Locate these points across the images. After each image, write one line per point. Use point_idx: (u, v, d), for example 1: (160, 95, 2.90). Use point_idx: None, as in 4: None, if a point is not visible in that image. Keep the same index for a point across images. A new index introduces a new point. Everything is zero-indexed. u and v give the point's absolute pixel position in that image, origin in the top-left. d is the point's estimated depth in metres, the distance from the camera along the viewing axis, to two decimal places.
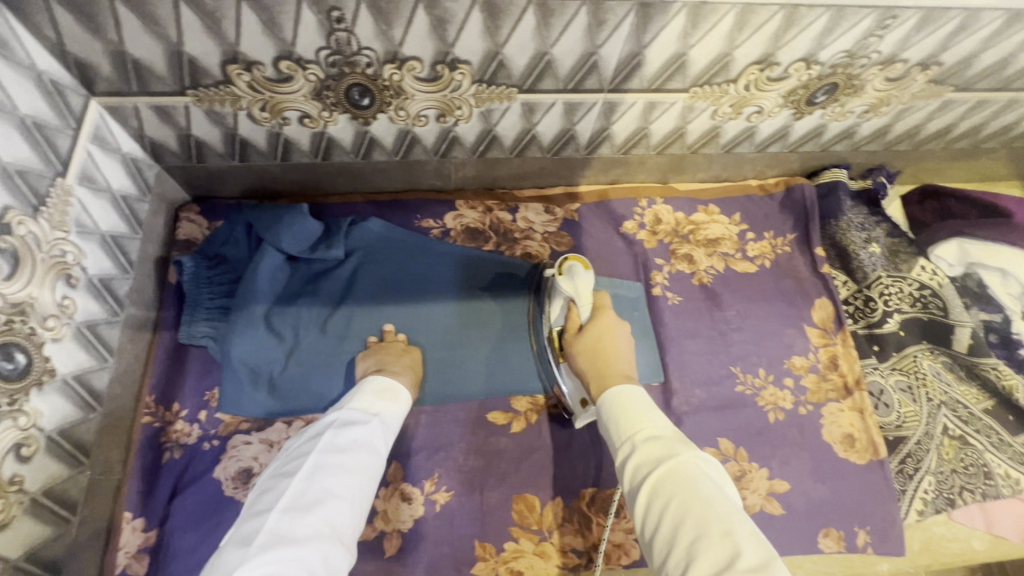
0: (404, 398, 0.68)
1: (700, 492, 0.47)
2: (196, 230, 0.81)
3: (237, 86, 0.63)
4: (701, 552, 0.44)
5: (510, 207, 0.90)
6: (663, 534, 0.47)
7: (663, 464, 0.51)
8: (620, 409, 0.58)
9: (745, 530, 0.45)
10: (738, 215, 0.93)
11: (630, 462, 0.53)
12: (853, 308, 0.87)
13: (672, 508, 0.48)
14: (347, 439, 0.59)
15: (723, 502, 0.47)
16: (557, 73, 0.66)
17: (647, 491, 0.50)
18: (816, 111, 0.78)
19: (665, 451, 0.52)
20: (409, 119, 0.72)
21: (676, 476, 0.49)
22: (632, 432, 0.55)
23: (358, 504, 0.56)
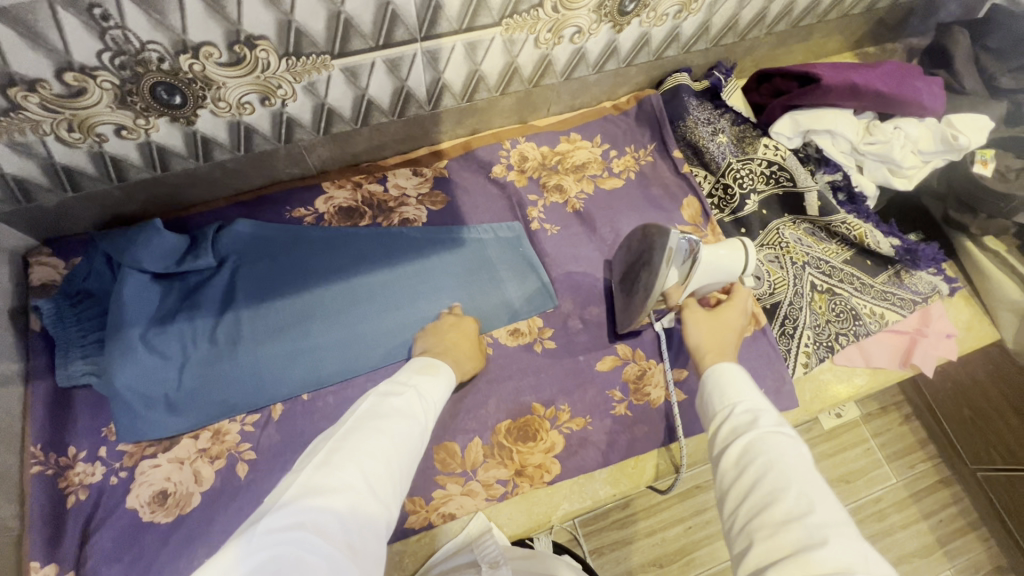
0: (444, 373, 0.67)
1: (791, 458, 0.46)
2: (53, 272, 0.78)
3: (29, 110, 0.61)
4: (775, 505, 0.44)
5: (378, 178, 0.90)
6: (744, 485, 0.47)
7: (754, 427, 0.50)
8: (721, 376, 0.57)
9: (829, 500, 0.43)
10: (598, 137, 0.96)
11: (722, 424, 0.53)
12: (717, 199, 0.92)
13: (754, 469, 0.47)
14: (392, 407, 0.56)
15: (812, 475, 0.45)
16: (362, 31, 0.66)
17: (736, 447, 0.49)
18: (632, 20, 0.82)
19: (753, 419, 0.51)
20: (233, 109, 0.71)
21: (765, 439, 0.48)
22: (730, 398, 0.55)
23: (399, 465, 0.52)
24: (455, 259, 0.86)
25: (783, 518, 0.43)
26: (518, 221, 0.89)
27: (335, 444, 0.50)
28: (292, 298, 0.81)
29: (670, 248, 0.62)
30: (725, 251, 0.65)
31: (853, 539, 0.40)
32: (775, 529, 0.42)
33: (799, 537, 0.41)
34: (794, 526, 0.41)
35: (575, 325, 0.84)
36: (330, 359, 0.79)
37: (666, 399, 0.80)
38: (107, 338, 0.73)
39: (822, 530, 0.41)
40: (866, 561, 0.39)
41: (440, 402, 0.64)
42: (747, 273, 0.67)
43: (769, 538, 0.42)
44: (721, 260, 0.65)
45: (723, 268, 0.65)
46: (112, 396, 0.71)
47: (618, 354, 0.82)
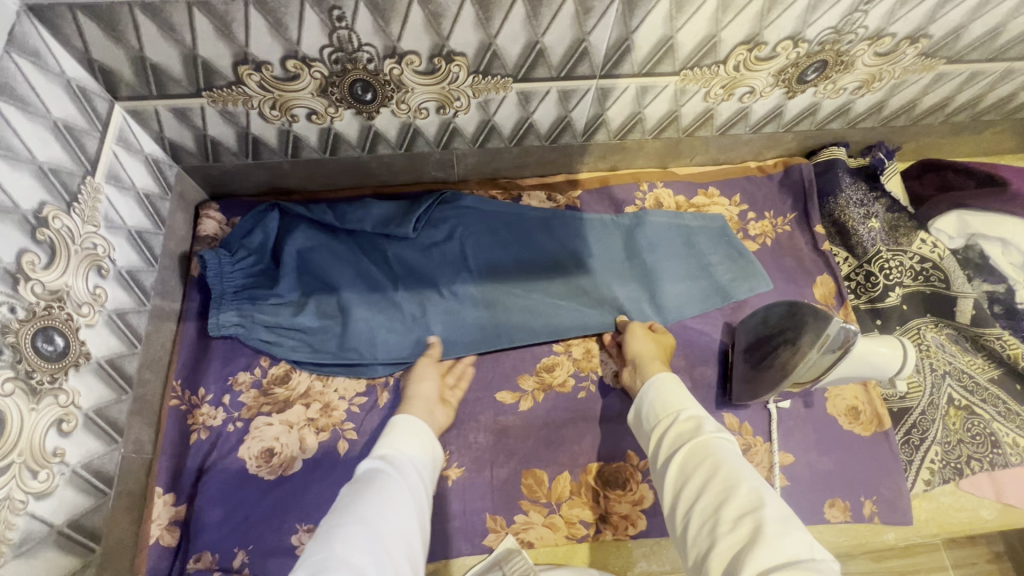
0: (412, 422, 0.66)
1: (734, 462, 0.53)
2: (218, 226, 0.85)
3: (248, 86, 0.67)
4: (729, 501, 0.49)
5: (513, 196, 0.93)
6: (691, 490, 0.53)
7: (697, 435, 0.57)
8: (665, 390, 0.65)
9: (774, 495, 0.50)
10: (738, 196, 0.94)
11: (670, 431, 0.60)
12: (854, 284, 0.88)
13: (708, 471, 0.53)
14: (381, 482, 0.57)
15: (752, 470, 0.53)
16: (549, 61, 0.69)
17: (683, 453, 0.57)
18: (808, 89, 0.79)
19: (697, 427, 0.59)
20: (411, 112, 0.75)
21: (706, 446, 0.56)
22: (675, 407, 0.63)
23: (398, 541, 0.52)
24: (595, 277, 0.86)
25: (738, 513, 0.48)
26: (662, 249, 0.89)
27: (335, 529, 0.51)
28: (431, 278, 0.84)
29: (826, 333, 0.59)
30: (873, 345, 0.61)
31: (800, 530, 0.45)
32: (731, 521, 0.48)
33: (754, 525, 0.46)
34: (748, 518, 0.47)
35: (682, 381, 0.82)
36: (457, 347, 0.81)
37: (767, 480, 0.76)
38: (265, 288, 0.80)
39: (776, 522, 0.46)
40: (813, 548, 0.44)
41: (424, 454, 0.64)
42: (903, 373, 0.62)
43: (727, 532, 0.48)
44: (866, 353, 0.60)
45: (873, 364, 0.61)
46: (256, 344, 0.78)
47: (725, 422, 0.79)
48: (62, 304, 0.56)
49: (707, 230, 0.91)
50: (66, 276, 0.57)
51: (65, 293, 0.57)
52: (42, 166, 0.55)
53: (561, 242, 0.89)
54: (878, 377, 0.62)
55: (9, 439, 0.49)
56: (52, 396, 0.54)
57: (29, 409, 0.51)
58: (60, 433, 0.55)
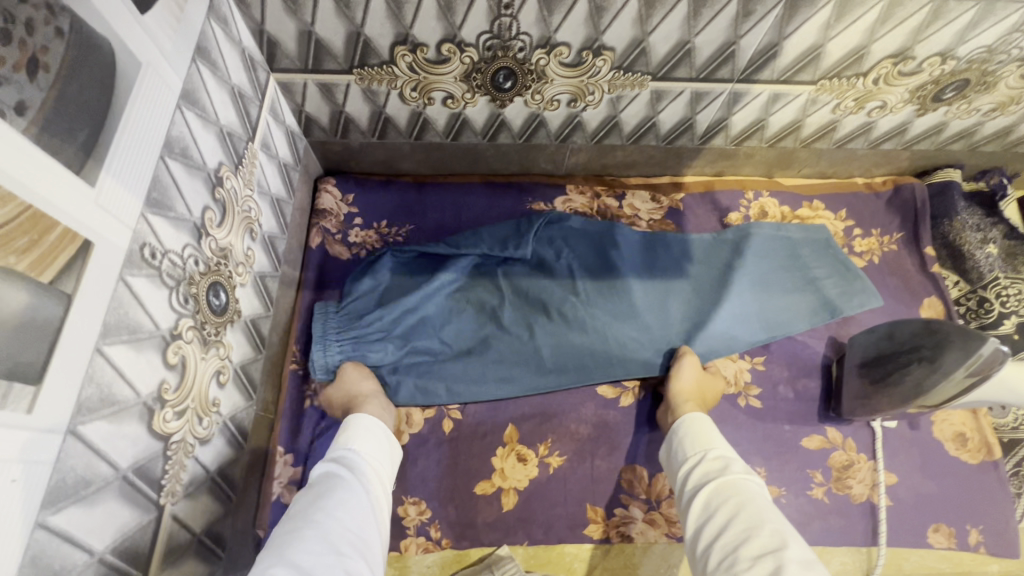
0: (375, 427, 0.65)
1: (757, 504, 0.54)
2: (335, 202, 0.88)
3: (398, 66, 0.69)
4: (750, 540, 0.51)
5: (617, 194, 0.94)
6: (715, 527, 0.54)
7: (725, 474, 0.59)
8: (696, 428, 0.65)
9: (798, 539, 0.50)
10: (844, 211, 0.93)
11: (697, 468, 0.62)
12: (965, 308, 0.87)
13: (733, 510, 0.54)
14: (334, 484, 0.56)
15: (778, 514, 0.54)
16: (693, 62, 0.69)
17: (709, 491, 0.58)
18: (941, 107, 0.78)
19: (724, 465, 0.60)
20: (543, 103, 0.77)
21: (733, 486, 0.57)
22: (704, 448, 0.63)
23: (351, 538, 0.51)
24: (696, 280, 0.87)
25: (756, 553, 0.50)
26: (767, 259, 0.88)
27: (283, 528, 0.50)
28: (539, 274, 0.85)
29: (979, 354, 0.58)
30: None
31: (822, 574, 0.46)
32: (750, 560, 0.49)
33: (772, 565, 0.48)
34: (766, 560, 0.48)
35: (784, 392, 0.81)
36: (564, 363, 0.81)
37: (870, 499, 0.75)
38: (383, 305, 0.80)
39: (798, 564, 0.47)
40: None
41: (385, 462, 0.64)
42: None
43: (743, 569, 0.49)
44: (1009, 382, 0.61)
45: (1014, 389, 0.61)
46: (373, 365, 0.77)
47: (827, 437, 0.78)
48: (227, 262, 0.59)
49: (812, 243, 0.90)
50: (231, 235, 0.60)
51: (229, 252, 0.59)
52: (223, 128, 0.58)
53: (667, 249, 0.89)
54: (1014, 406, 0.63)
55: (188, 384, 0.51)
56: (215, 347, 0.57)
57: (201, 357, 0.54)
58: (218, 384, 0.57)
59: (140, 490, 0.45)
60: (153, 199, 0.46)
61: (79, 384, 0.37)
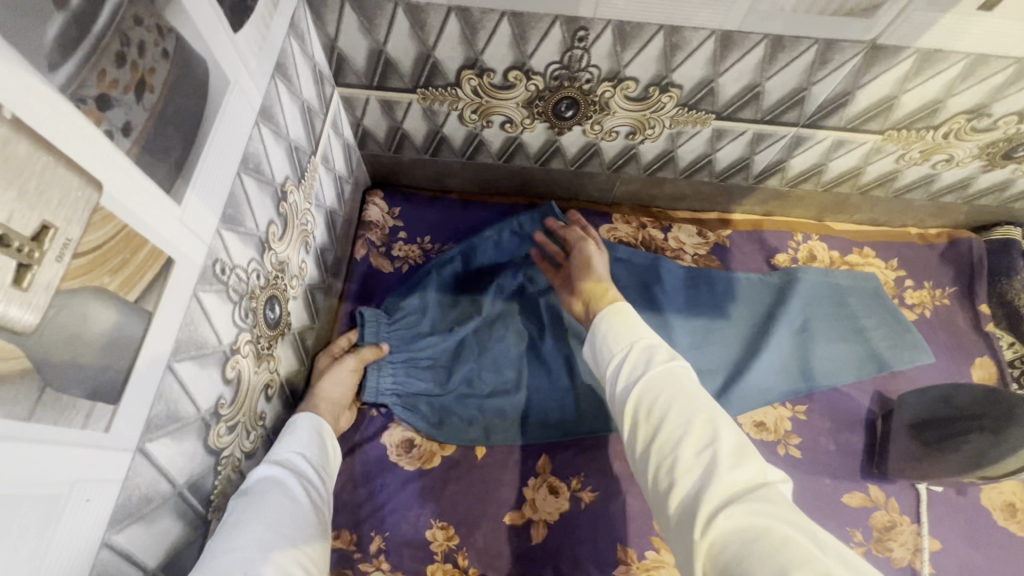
0: (311, 424, 0.60)
1: (689, 395, 0.49)
2: (381, 214, 0.89)
3: (462, 89, 0.69)
4: (687, 437, 0.46)
5: (663, 226, 0.93)
6: (649, 432, 0.49)
7: (655, 364, 0.53)
8: (619, 321, 0.59)
9: (728, 421, 0.47)
10: (895, 261, 0.90)
11: (623, 365, 0.55)
12: (1019, 372, 0.83)
13: (663, 407, 0.49)
14: (268, 489, 0.50)
15: (709, 402, 0.49)
16: (761, 104, 0.68)
17: (641, 395, 0.51)
18: (1010, 165, 0.76)
19: (650, 360, 0.54)
20: (601, 133, 0.76)
21: (668, 375, 0.52)
22: (629, 343, 0.57)
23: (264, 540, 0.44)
24: (736, 324, 0.87)
25: (696, 453, 0.45)
26: (812, 305, 0.87)
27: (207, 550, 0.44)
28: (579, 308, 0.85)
29: None
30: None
31: (755, 458, 0.45)
32: (689, 463, 0.45)
33: (711, 463, 0.44)
34: (706, 458, 0.44)
35: (826, 443, 0.79)
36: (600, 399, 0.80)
37: (914, 565, 0.72)
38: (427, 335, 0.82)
39: (729, 457, 0.44)
40: (763, 471, 0.44)
41: (320, 460, 0.58)
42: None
43: (684, 473, 0.45)
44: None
45: None
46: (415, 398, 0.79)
47: (869, 494, 0.76)
48: (284, 275, 0.59)
49: (860, 291, 0.88)
50: (289, 248, 0.60)
51: (286, 265, 0.59)
52: (291, 143, 0.58)
53: (711, 291, 0.89)
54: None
55: (241, 398, 0.51)
56: (266, 360, 0.56)
57: (254, 371, 0.54)
58: (265, 397, 0.57)
59: (191, 506, 0.45)
60: (227, 215, 0.46)
61: (150, 401, 0.37)
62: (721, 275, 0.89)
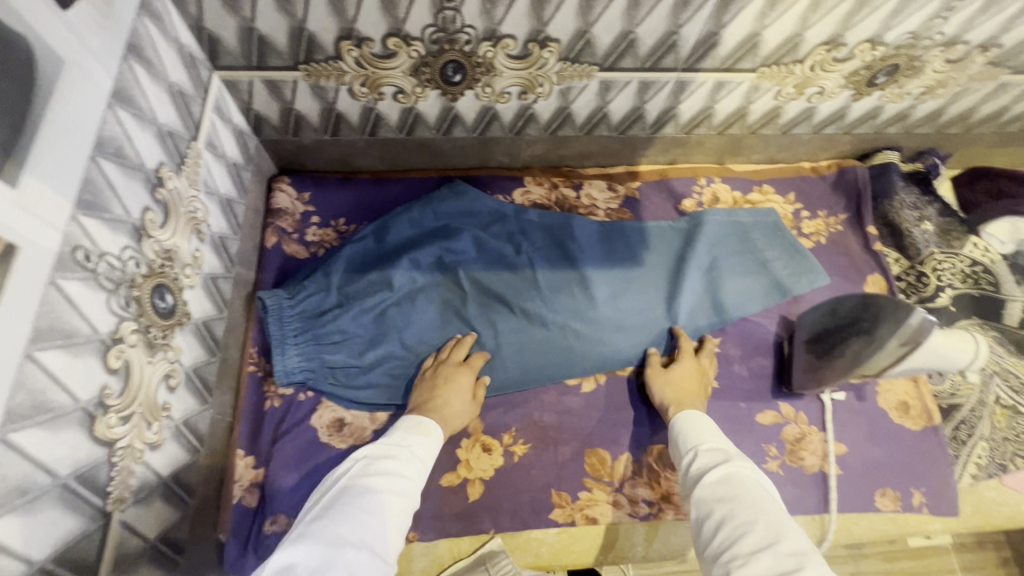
0: (436, 434, 0.66)
1: (756, 494, 0.52)
2: (290, 201, 0.88)
3: (345, 62, 0.69)
4: (748, 534, 0.48)
5: (575, 184, 0.95)
6: (709, 521, 0.52)
7: (725, 463, 0.57)
8: (692, 424, 0.66)
9: (795, 528, 0.48)
10: (792, 195, 0.96)
11: (695, 462, 0.60)
12: (905, 283, 0.90)
13: (728, 501, 0.52)
14: (375, 471, 0.57)
15: (776, 506, 0.51)
16: (637, 52, 0.71)
17: (710, 481, 0.56)
18: (875, 92, 0.82)
19: (725, 457, 0.58)
20: (494, 96, 0.77)
21: (736, 477, 0.55)
22: (699, 444, 0.62)
23: (396, 524, 0.52)
24: (651, 268, 0.90)
25: (754, 547, 0.47)
26: (719, 243, 0.91)
27: (313, 508, 0.53)
28: (497, 270, 0.87)
29: (907, 323, 0.61)
30: (948, 341, 0.63)
31: (820, 566, 0.44)
32: (746, 557, 0.47)
33: (769, 564, 0.45)
34: (761, 555, 0.46)
35: (739, 370, 0.84)
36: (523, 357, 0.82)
37: (822, 469, 0.79)
38: (337, 313, 0.79)
39: (790, 559, 0.45)
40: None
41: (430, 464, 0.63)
42: (973, 365, 0.64)
43: (740, 565, 0.46)
44: (938, 348, 0.63)
45: (944, 355, 0.63)
46: (330, 377, 0.77)
47: (780, 412, 0.82)
48: (172, 263, 0.58)
49: (761, 226, 0.93)
50: (175, 236, 0.58)
51: (175, 252, 0.58)
52: (161, 128, 0.57)
53: (626, 242, 0.91)
54: (948, 369, 0.65)
55: (133, 388, 0.50)
56: (162, 350, 0.55)
57: (147, 361, 0.53)
58: (168, 388, 0.56)
59: (83, 498, 0.44)
60: (85, 200, 0.45)
61: (7, 391, 0.37)
62: (633, 225, 0.93)
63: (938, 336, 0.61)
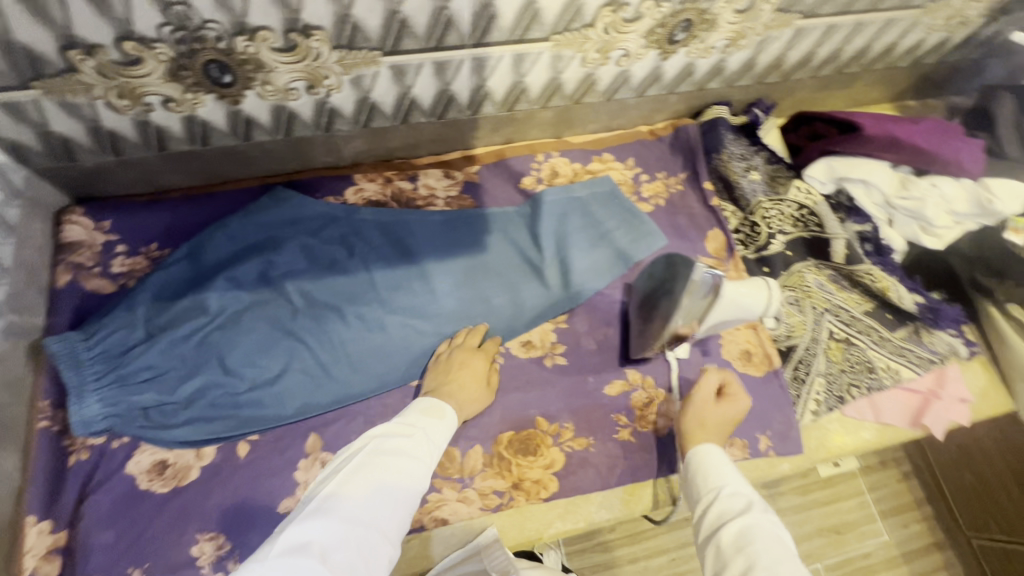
0: (450, 416, 0.65)
1: (777, 551, 0.50)
2: (86, 232, 0.80)
3: (84, 73, 0.62)
4: None
5: (409, 176, 0.91)
6: None
7: (744, 516, 0.53)
8: (705, 467, 0.61)
9: None
10: (631, 160, 0.96)
11: (713, 510, 0.56)
12: (742, 235, 0.92)
13: (750, 562, 0.49)
14: (390, 451, 0.55)
15: (799, 566, 0.49)
16: (415, 32, 0.67)
17: (727, 539, 0.52)
18: (680, 49, 0.82)
19: (744, 509, 0.54)
20: (279, 93, 0.72)
21: (754, 530, 0.52)
22: (717, 486, 0.58)
23: (404, 507, 0.53)
24: (495, 253, 0.87)
25: None
26: (560, 218, 0.90)
27: (335, 476, 0.52)
28: (329, 277, 0.82)
29: (692, 278, 0.63)
30: (749, 290, 0.66)
31: None
32: None
33: None
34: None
35: (588, 344, 0.84)
36: (363, 366, 0.79)
37: (671, 430, 0.79)
38: (141, 349, 0.72)
39: None
40: None
41: (444, 445, 0.62)
42: (769, 312, 0.67)
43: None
44: (743, 299, 0.66)
45: (740, 305, 0.66)
46: (143, 421, 0.71)
47: (627, 379, 0.82)
48: None
49: (599, 196, 0.92)
50: None
51: None
52: None
53: (468, 231, 0.88)
54: (750, 318, 0.68)
55: None
56: None
57: None
58: None
59: None
60: None
61: None
62: (474, 211, 0.90)
63: (732, 288, 0.64)
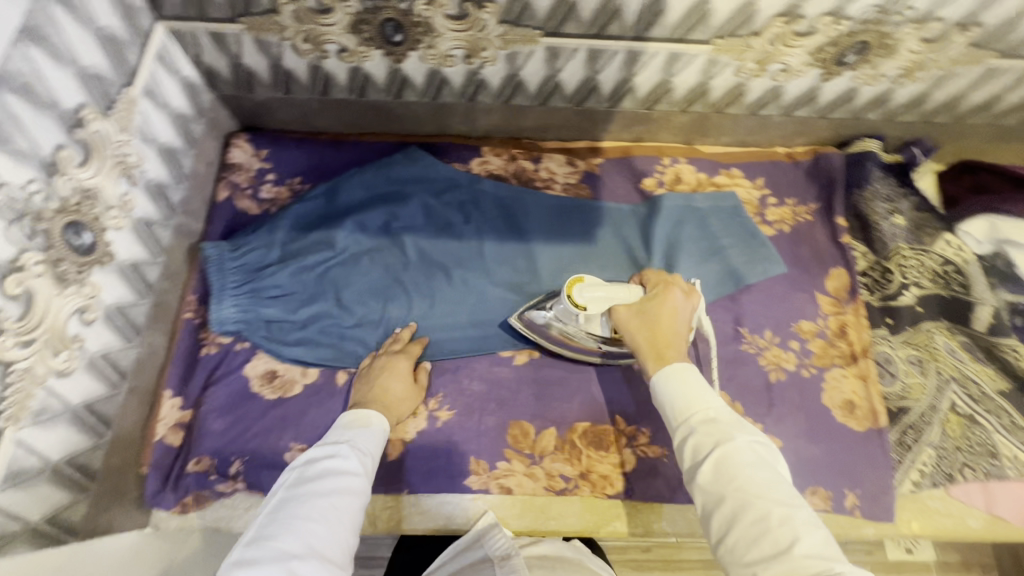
0: (377, 422, 0.62)
1: (758, 476, 0.46)
2: (246, 157, 0.89)
3: (283, 15, 0.70)
4: (762, 534, 0.43)
5: (534, 157, 0.93)
6: (722, 512, 0.46)
7: (712, 447, 0.48)
8: (675, 382, 0.54)
9: (810, 521, 0.44)
10: (761, 180, 0.92)
11: (687, 448, 0.50)
12: (870, 279, 0.86)
13: (731, 497, 0.46)
14: (322, 475, 0.52)
15: (778, 490, 0.46)
16: (580, 17, 0.69)
17: (704, 472, 0.48)
18: (846, 72, 0.77)
19: (717, 436, 0.49)
20: (439, 58, 0.76)
21: (728, 462, 0.47)
22: (685, 420, 0.52)
23: (345, 526, 0.49)
24: (602, 246, 0.87)
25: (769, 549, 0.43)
26: (674, 225, 0.88)
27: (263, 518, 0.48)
28: (443, 239, 0.86)
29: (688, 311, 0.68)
30: None
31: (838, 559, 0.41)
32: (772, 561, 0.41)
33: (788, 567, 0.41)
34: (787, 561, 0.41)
35: None
36: (458, 327, 0.83)
37: None
38: (275, 269, 0.80)
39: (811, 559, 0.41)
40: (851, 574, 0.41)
41: (377, 454, 0.59)
42: None
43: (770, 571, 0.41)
44: None
45: None
46: (264, 332, 0.79)
47: None
48: (93, 203, 0.60)
49: (720, 211, 0.90)
50: (99, 176, 0.61)
51: (97, 193, 0.61)
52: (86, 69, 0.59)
53: (579, 220, 0.89)
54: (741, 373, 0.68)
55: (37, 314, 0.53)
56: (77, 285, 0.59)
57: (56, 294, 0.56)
58: (81, 321, 0.61)
59: None
60: None
61: None
62: (589, 202, 0.90)
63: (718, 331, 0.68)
